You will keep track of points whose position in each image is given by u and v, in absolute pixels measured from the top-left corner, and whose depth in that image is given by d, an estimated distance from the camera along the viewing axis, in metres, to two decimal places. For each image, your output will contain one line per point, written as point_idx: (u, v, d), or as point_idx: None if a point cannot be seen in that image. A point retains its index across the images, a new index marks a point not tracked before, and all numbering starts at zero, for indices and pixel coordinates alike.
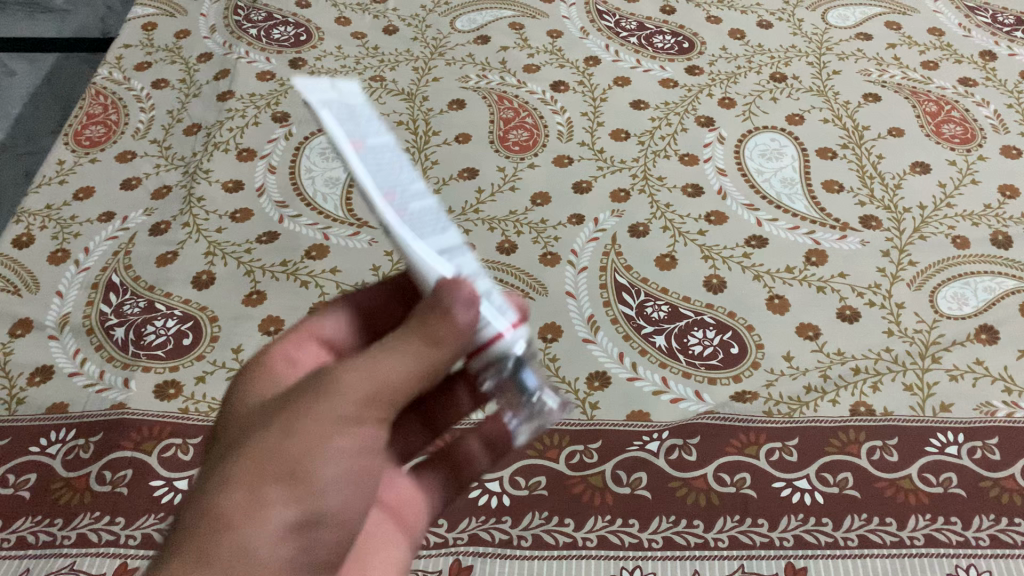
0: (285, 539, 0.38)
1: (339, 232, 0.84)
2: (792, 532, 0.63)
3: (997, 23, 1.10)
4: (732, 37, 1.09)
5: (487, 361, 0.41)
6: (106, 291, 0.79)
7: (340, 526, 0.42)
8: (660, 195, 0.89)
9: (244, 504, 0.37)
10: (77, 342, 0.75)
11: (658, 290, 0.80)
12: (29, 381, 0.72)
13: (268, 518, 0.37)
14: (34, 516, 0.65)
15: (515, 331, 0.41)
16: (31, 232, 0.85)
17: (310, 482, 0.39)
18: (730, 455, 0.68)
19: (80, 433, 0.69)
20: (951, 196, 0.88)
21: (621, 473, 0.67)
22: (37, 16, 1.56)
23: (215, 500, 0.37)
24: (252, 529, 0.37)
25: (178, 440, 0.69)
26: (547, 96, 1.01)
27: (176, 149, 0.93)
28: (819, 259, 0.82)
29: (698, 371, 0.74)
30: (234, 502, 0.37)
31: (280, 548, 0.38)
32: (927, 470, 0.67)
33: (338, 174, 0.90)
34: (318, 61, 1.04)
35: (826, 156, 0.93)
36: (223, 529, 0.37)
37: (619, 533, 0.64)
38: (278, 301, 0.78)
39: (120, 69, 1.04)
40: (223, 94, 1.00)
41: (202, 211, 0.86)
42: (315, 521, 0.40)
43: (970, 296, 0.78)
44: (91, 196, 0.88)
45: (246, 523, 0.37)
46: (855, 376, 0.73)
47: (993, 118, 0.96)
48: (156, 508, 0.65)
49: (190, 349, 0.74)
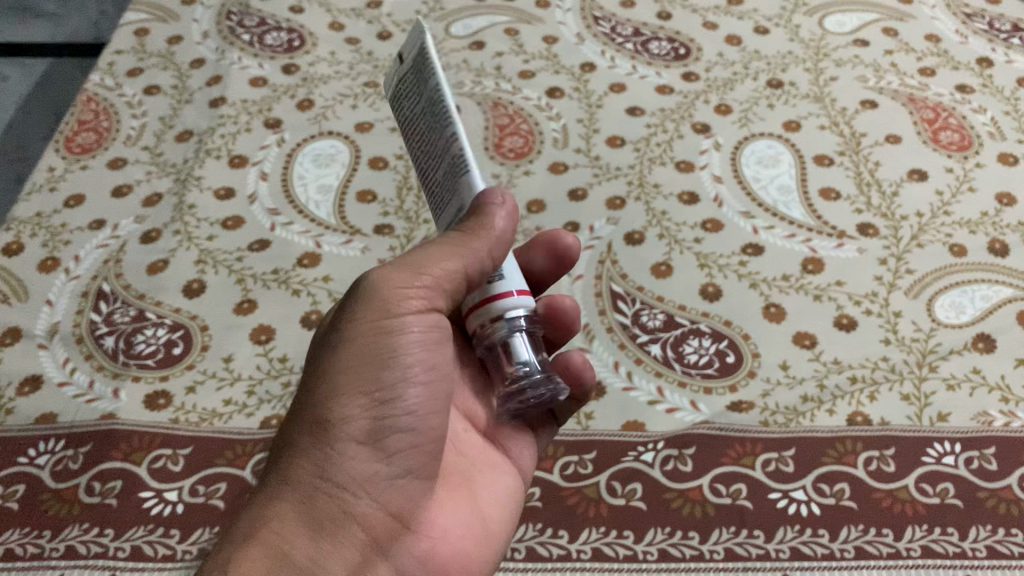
0: (356, 449, 0.50)
1: (331, 240, 0.84)
2: (788, 544, 0.63)
3: (993, 29, 1.10)
4: (728, 44, 1.08)
5: (485, 323, 0.53)
6: (96, 300, 0.78)
7: (417, 429, 0.53)
8: (656, 202, 0.89)
9: (314, 433, 0.50)
10: (67, 352, 0.74)
11: (653, 298, 0.80)
12: (18, 391, 0.71)
13: (335, 434, 0.50)
14: (22, 527, 0.64)
15: (510, 299, 0.52)
16: (20, 241, 0.84)
17: (367, 391, 0.51)
18: (726, 465, 0.67)
19: (68, 443, 0.68)
20: (949, 203, 0.87)
21: (616, 484, 0.66)
22: (29, 21, 1.56)
23: (294, 432, 0.50)
24: (324, 447, 0.49)
25: (168, 450, 0.68)
26: (543, 103, 1.01)
27: (168, 156, 0.93)
28: (815, 267, 0.81)
29: (694, 380, 0.73)
30: (308, 433, 0.50)
31: (358, 448, 0.50)
32: (925, 480, 0.66)
33: (332, 181, 0.90)
34: (312, 67, 1.03)
35: (823, 163, 0.92)
36: (303, 457, 0.49)
37: (614, 545, 0.63)
38: (270, 310, 0.77)
39: (112, 75, 1.03)
40: (215, 100, 0.99)
41: (193, 219, 0.85)
42: (385, 427, 0.51)
43: (967, 304, 0.78)
44: (82, 204, 0.87)
45: (317, 448, 0.49)
46: (852, 385, 0.72)
47: (989, 125, 0.96)
48: (145, 520, 0.64)
49: (181, 359, 0.73)
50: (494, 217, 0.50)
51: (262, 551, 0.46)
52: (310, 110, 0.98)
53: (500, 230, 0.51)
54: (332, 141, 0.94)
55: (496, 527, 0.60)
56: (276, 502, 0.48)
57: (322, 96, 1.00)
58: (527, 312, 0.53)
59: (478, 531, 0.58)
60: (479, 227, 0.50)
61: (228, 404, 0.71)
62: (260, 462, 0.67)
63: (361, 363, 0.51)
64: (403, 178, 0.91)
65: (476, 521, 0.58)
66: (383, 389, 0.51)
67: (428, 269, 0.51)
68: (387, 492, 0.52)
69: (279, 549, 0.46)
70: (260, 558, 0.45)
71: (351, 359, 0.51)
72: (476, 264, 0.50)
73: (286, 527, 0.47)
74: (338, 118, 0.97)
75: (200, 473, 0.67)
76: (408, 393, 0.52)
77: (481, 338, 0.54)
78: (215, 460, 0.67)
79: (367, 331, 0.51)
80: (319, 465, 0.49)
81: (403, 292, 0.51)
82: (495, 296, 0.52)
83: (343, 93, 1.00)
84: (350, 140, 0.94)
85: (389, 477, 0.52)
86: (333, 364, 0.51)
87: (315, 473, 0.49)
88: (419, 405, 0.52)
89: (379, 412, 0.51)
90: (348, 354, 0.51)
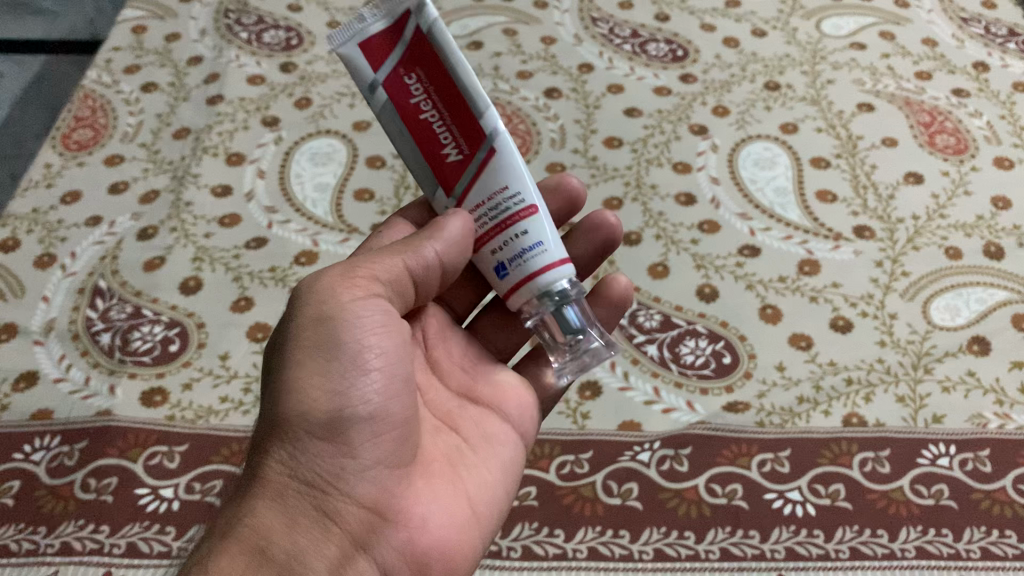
0: (317, 444, 0.49)
1: (328, 238, 0.84)
2: (783, 544, 0.63)
3: (990, 34, 1.10)
4: (726, 46, 1.09)
5: (531, 297, 0.53)
6: (92, 297, 0.78)
7: (382, 417, 0.50)
8: (653, 204, 0.89)
9: (275, 431, 0.49)
10: (63, 348, 0.74)
11: (650, 299, 0.80)
12: (13, 387, 0.71)
13: (291, 431, 0.48)
14: (17, 524, 0.63)
15: (556, 271, 0.52)
16: (16, 237, 0.84)
17: (322, 384, 0.49)
18: (721, 465, 0.67)
19: (64, 440, 0.68)
20: (945, 206, 0.88)
21: (612, 483, 0.67)
22: (24, 17, 1.56)
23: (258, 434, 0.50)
24: (285, 445, 0.48)
25: (164, 447, 0.68)
26: (541, 103, 1.01)
27: (164, 154, 0.93)
28: (812, 269, 0.82)
29: (690, 381, 0.73)
30: (269, 432, 0.49)
31: (318, 444, 0.49)
32: (919, 482, 0.66)
33: (329, 180, 0.90)
34: (310, 65, 1.03)
35: (819, 165, 0.93)
36: (269, 455, 0.49)
37: (610, 544, 0.63)
38: (267, 308, 0.77)
39: (109, 72, 1.03)
40: (213, 98, 0.99)
41: (190, 216, 0.85)
42: (344, 418, 0.49)
43: (962, 307, 0.78)
44: (78, 201, 0.87)
45: (280, 446, 0.48)
46: (848, 387, 0.72)
47: (985, 129, 0.96)
48: (141, 516, 0.64)
49: (177, 356, 0.73)
50: (444, 220, 0.52)
51: (239, 549, 0.45)
52: (307, 109, 0.98)
53: (450, 231, 0.52)
54: (329, 140, 0.94)
55: (492, 507, 0.56)
56: (249, 503, 0.48)
57: (320, 94, 1.00)
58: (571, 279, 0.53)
59: (469, 514, 0.54)
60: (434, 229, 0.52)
61: (224, 402, 0.71)
62: None
63: (316, 355, 0.49)
64: (400, 177, 0.91)
65: (470, 504, 0.55)
66: (340, 379, 0.49)
67: (373, 264, 0.51)
68: (360, 484, 0.50)
69: (255, 544, 0.45)
70: (235, 556, 0.45)
71: (305, 354, 0.49)
72: (423, 261, 0.52)
73: (262, 525, 0.47)
74: (335, 117, 0.97)
75: (196, 471, 0.66)
76: (369, 381, 0.50)
77: (527, 319, 0.55)
78: (210, 457, 0.67)
79: (316, 325, 0.49)
80: (284, 463, 0.48)
81: (348, 286, 0.50)
82: (533, 273, 0.52)
83: (341, 91, 1.00)
84: (348, 139, 0.94)
85: (361, 469, 0.50)
86: (289, 360, 0.49)
87: (281, 471, 0.48)
88: (381, 391, 0.50)
89: (337, 403, 0.49)
90: (300, 347, 0.49)
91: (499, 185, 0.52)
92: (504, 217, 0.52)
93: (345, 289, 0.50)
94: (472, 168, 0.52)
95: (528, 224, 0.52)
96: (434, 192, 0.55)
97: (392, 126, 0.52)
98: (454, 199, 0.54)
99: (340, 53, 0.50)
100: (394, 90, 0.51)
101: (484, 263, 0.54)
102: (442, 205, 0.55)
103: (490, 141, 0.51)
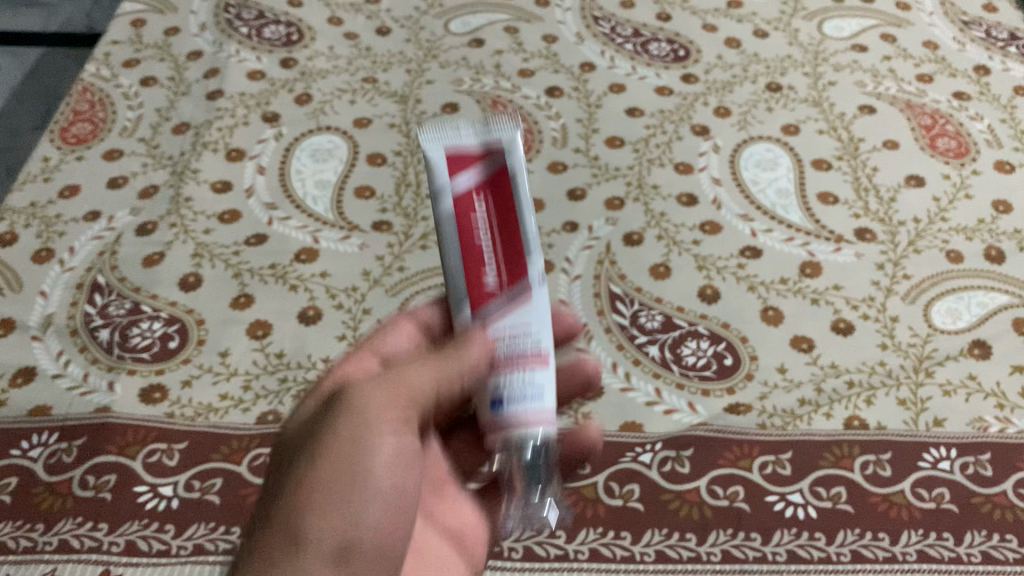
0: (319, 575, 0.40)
1: (329, 235, 0.83)
2: (785, 547, 0.63)
3: (991, 37, 1.10)
4: (728, 46, 1.08)
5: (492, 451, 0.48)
6: (91, 292, 0.77)
7: (385, 551, 0.44)
8: (654, 204, 0.89)
9: (279, 550, 0.40)
10: (61, 343, 0.73)
11: (651, 300, 0.79)
12: (11, 382, 0.70)
13: (298, 556, 0.40)
14: (14, 521, 0.63)
15: (537, 425, 0.43)
16: (14, 231, 0.83)
17: (343, 508, 0.42)
18: (723, 467, 0.67)
19: (62, 436, 0.67)
20: (946, 209, 0.88)
21: (613, 484, 0.66)
22: (20, 8, 1.61)
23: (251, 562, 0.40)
24: (290, 565, 0.39)
25: (163, 445, 0.67)
26: (542, 102, 1.00)
27: (164, 149, 0.92)
28: (813, 271, 0.82)
29: (691, 382, 0.73)
30: (261, 559, 0.39)
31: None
32: (920, 485, 0.66)
33: (329, 177, 0.89)
34: (310, 61, 1.03)
35: (821, 167, 0.93)
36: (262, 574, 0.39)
37: (611, 546, 0.63)
38: (267, 305, 0.77)
39: (108, 66, 1.03)
40: (213, 93, 0.98)
41: (190, 212, 0.85)
42: (351, 552, 0.42)
43: (963, 311, 0.78)
44: (77, 195, 0.87)
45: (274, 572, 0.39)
46: (849, 390, 0.72)
47: (986, 132, 0.97)
48: (139, 514, 0.63)
49: (176, 353, 0.73)
50: (471, 344, 0.44)
51: None
52: (308, 105, 0.97)
53: (474, 357, 0.44)
54: (330, 137, 0.94)
55: None
56: None
57: (321, 91, 0.99)
58: (545, 448, 0.44)
59: None
60: (459, 351, 0.44)
61: (224, 399, 0.70)
62: (256, 458, 0.66)
63: (340, 474, 0.42)
64: (402, 174, 0.90)
65: None
66: (359, 505, 0.42)
67: (404, 386, 0.45)
68: None
69: None
70: None
71: (330, 470, 0.42)
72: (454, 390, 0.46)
73: None
74: (336, 113, 0.97)
75: (195, 468, 0.66)
76: (382, 512, 0.44)
77: (488, 463, 0.51)
78: (210, 454, 0.66)
79: (340, 440, 0.43)
80: None
81: (377, 410, 0.44)
82: (506, 422, 0.44)
83: (342, 88, 1.00)
84: (349, 136, 0.94)
85: None
86: (316, 468, 0.42)
87: None
88: (390, 524, 0.44)
89: (348, 532, 0.42)
90: (325, 463, 0.42)
91: (523, 322, 0.45)
92: (513, 354, 0.44)
93: (377, 409, 0.44)
94: (503, 299, 0.46)
95: (536, 367, 0.44)
96: (457, 306, 0.47)
97: (443, 236, 0.46)
98: (477, 320, 0.46)
99: (427, 148, 0.46)
100: (462, 204, 0.45)
101: (482, 392, 0.45)
102: (460, 324, 0.47)
103: (530, 278, 0.46)
